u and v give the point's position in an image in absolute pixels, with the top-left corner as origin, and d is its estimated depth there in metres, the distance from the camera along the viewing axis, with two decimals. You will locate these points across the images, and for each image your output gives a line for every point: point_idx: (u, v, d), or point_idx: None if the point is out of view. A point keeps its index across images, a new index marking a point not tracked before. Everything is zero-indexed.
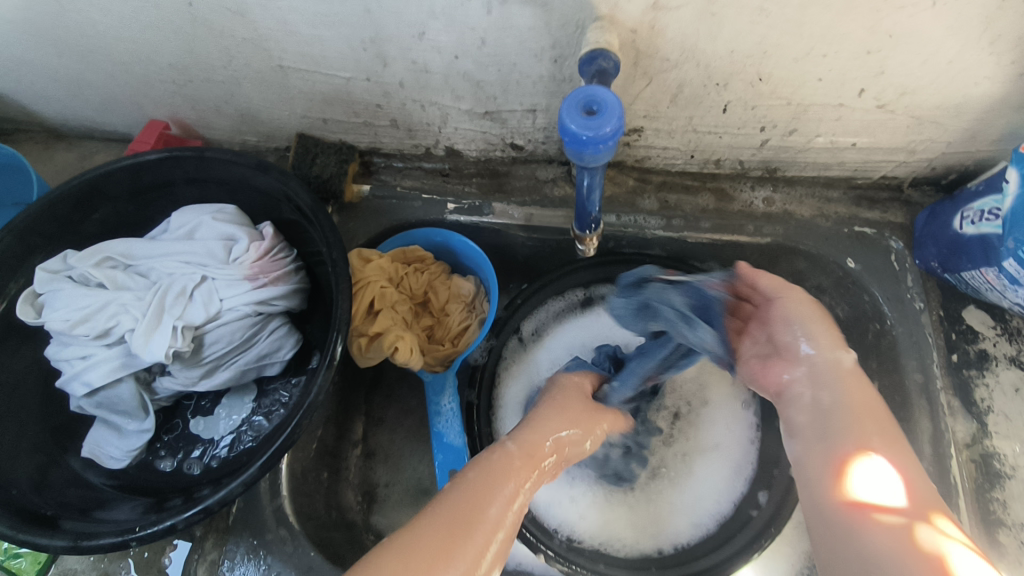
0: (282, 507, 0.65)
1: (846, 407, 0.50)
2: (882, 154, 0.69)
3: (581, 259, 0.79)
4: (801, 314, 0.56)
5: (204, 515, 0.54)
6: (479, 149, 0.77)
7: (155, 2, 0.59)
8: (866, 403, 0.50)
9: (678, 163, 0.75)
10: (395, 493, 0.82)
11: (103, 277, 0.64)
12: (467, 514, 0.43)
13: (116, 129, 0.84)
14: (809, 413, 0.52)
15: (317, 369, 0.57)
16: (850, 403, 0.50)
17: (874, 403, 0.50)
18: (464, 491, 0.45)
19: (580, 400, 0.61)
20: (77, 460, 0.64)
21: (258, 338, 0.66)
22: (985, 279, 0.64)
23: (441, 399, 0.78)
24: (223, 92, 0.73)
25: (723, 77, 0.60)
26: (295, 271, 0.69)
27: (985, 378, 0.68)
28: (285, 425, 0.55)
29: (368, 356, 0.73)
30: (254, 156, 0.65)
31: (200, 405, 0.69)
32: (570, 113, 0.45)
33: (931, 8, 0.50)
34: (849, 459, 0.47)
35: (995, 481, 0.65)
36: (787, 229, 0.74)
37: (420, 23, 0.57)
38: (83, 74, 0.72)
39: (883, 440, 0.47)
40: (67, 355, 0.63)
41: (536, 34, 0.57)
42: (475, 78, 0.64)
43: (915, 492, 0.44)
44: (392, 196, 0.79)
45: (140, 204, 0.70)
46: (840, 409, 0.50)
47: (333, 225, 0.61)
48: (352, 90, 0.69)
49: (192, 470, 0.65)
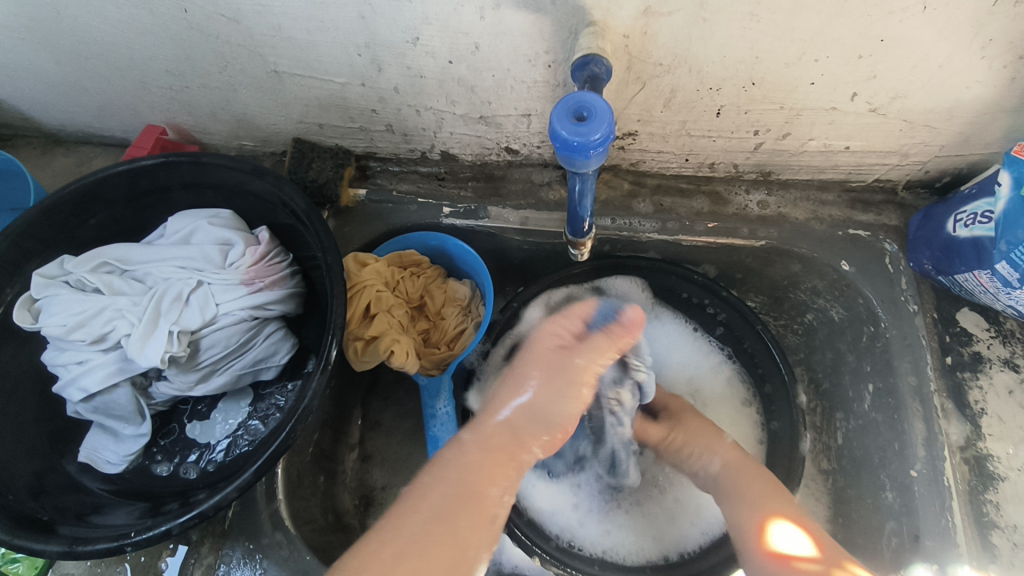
0: (278, 511, 0.65)
1: (742, 482, 0.65)
2: (875, 158, 0.70)
3: (577, 263, 0.78)
4: (692, 440, 0.72)
5: (199, 520, 0.54)
6: (474, 153, 0.77)
7: (150, 8, 0.59)
8: (754, 475, 0.66)
9: (673, 166, 0.75)
10: (392, 496, 0.82)
11: (100, 282, 0.64)
12: (418, 520, 0.51)
13: (113, 134, 0.84)
14: (724, 499, 0.65)
15: (312, 373, 0.57)
16: (747, 479, 0.65)
17: (755, 471, 0.66)
18: (422, 502, 0.52)
19: (548, 357, 0.62)
20: (73, 465, 0.64)
21: (254, 342, 0.66)
22: (978, 282, 0.64)
23: (436, 403, 0.79)
24: (219, 97, 0.73)
25: (715, 82, 0.61)
26: (291, 275, 0.70)
27: (979, 380, 0.68)
28: (279, 430, 0.56)
29: (364, 360, 0.73)
30: (249, 162, 0.65)
31: (196, 409, 0.69)
32: (560, 119, 0.45)
33: (921, 13, 0.50)
34: (766, 530, 0.60)
35: (989, 483, 0.65)
36: (782, 232, 0.74)
37: (414, 29, 0.58)
38: (79, 79, 0.73)
39: (784, 510, 0.61)
40: (64, 360, 0.63)
41: (529, 40, 0.57)
42: (469, 83, 0.65)
43: (823, 546, 0.57)
44: (389, 200, 0.79)
45: (137, 209, 0.70)
46: (739, 486, 0.65)
47: (328, 230, 0.62)
48: (347, 95, 0.69)
49: (189, 475, 0.65)
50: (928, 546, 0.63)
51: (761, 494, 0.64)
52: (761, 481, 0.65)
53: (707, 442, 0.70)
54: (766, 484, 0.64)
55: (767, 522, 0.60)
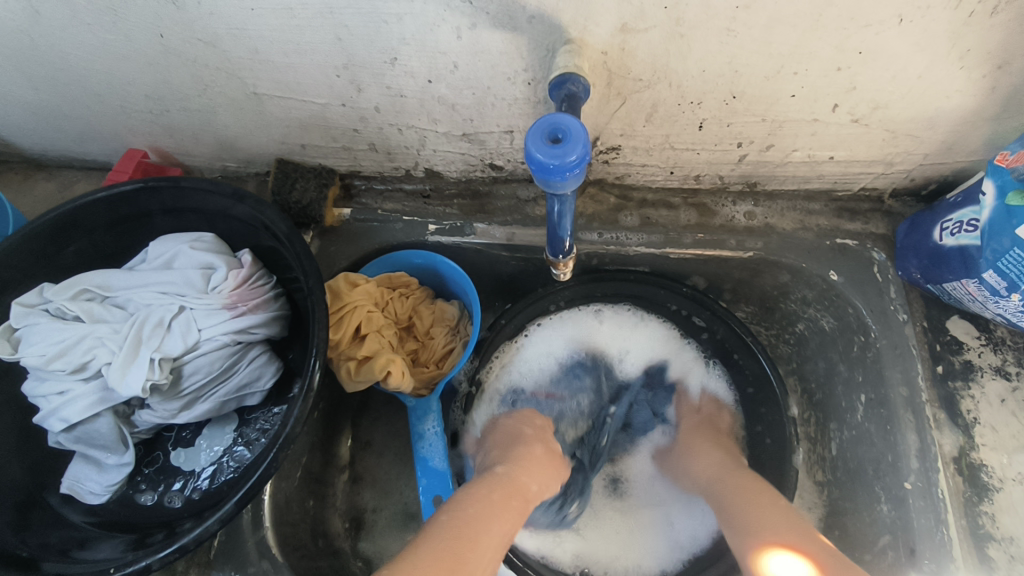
0: (265, 539, 0.63)
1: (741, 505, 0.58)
2: (860, 167, 0.69)
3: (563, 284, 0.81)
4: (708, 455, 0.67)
5: (180, 554, 0.53)
6: (458, 170, 0.76)
7: (126, 33, 0.59)
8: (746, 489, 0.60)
9: (658, 179, 0.75)
10: (382, 518, 0.81)
11: (80, 310, 0.63)
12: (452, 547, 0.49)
13: (96, 158, 0.83)
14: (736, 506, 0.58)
15: (296, 397, 0.56)
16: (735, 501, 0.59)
17: (753, 482, 0.61)
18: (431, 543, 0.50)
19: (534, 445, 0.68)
20: (55, 497, 0.63)
21: (237, 367, 0.65)
22: (966, 290, 0.64)
23: (424, 423, 0.76)
24: (200, 120, 0.72)
25: (696, 96, 0.60)
26: (274, 298, 0.69)
27: (970, 389, 0.68)
28: (262, 457, 0.55)
29: (357, 381, 0.71)
30: (230, 185, 0.65)
31: (181, 436, 0.68)
32: (535, 141, 0.44)
33: (897, 26, 0.50)
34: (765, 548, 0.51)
35: (984, 494, 0.64)
36: (769, 242, 0.73)
37: (391, 50, 0.57)
38: (58, 105, 0.72)
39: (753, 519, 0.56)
40: (44, 391, 0.62)
41: (508, 59, 0.57)
42: (449, 102, 0.64)
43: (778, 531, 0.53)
44: (374, 219, 0.78)
45: (118, 235, 0.70)
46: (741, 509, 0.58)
47: (309, 252, 0.61)
48: (328, 116, 0.69)
49: (174, 503, 0.64)
50: (925, 561, 0.62)
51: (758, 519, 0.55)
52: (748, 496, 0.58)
53: (698, 445, 0.70)
54: (754, 488, 0.60)
55: (763, 552, 0.51)
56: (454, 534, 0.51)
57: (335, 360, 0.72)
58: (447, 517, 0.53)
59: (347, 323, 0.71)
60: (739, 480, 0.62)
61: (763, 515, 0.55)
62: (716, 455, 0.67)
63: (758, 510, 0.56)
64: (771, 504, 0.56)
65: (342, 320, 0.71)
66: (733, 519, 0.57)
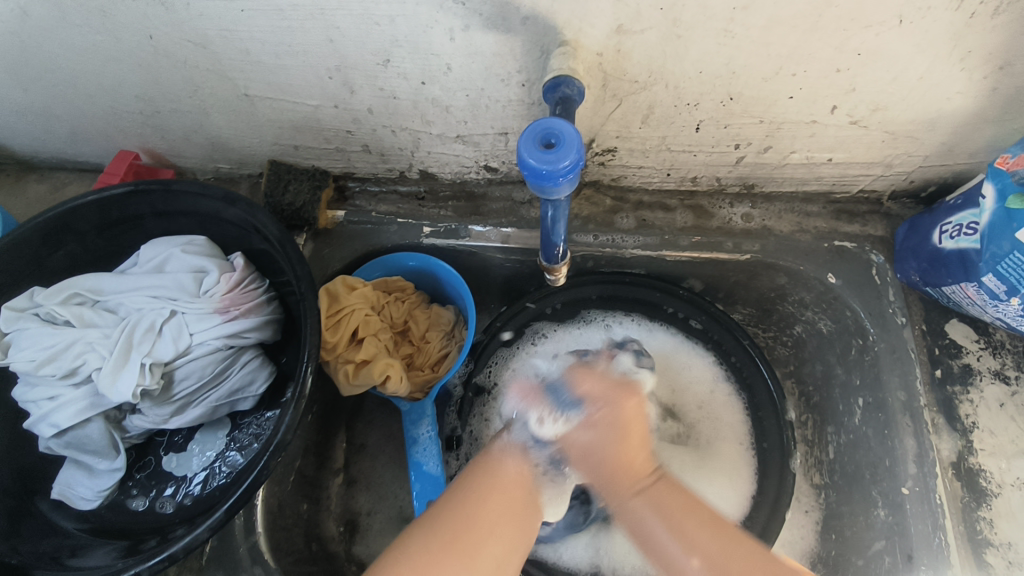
0: (257, 545, 0.63)
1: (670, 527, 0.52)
2: (859, 169, 0.69)
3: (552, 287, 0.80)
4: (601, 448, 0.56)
5: (170, 562, 0.53)
6: (453, 172, 0.76)
7: (115, 34, 0.58)
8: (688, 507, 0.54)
9: (655, 180, 0.74)
10: (377, 522, 0.81)
11: (70, 314, 0.63)
12: (454, 534, 0.50)
13: (88, 160, 0.83)
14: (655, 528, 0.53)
15: (287, 403, 0.56)
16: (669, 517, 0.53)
17: (680, 499, 0.55)
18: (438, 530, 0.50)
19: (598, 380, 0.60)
20: (46, 503, 0.62)
21: (230, 372, 0.65)
22: (966, 294, 0.63)
23: (419, 427, 0.75)
24: (192, 121, 0.72)
25: (693, 98, 0.60)
26: (267, 301, 0.68)
27: (969, 393, 0.67)
28: (254, 464, 0.55)
29: (354, 385, 0.70)
30: (221, 188, 0.64)
31: (172, 440, 0.67)
32: (528, 147, 0.44)
33: (897, 27, 0.49)
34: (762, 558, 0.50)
35: (982, 499, 0.64)
36: (766, 245, 0.72)
37: (384, 51, 0.57)
38: (49, 106, 0.71)
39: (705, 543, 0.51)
40: (34, 396, 0.61)
41: (502, 60, 0.56)
42: (443, 103, 0.64)
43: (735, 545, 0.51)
44: (369, 221, 0.77)
45: (109, 238, 0.69)
46: (668, 532, 0.52)
47: (302, 257, 0.61)
48: (321, 118, 0.68)
49: (165, 509, 0.64)
50: (922, 567, 0.62)
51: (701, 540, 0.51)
52: (683, 508, 0.54)
53: (630, 446, 0.57)
54: (691, 514, 0.53)
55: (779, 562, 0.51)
56: (461, 523, 0.51)
57: (332, 364, 0.71)
58: (442, 518, 0.51)
59: (345, 326, 0.70)
60: (670, 493, 0.55)
61: (700, 553, 0.50)
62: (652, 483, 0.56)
63: (695, 545, 0.50)
64: (712, 533, 0.52)
65: (340, 324, 0.71)
66: (680, 548, 0.51)
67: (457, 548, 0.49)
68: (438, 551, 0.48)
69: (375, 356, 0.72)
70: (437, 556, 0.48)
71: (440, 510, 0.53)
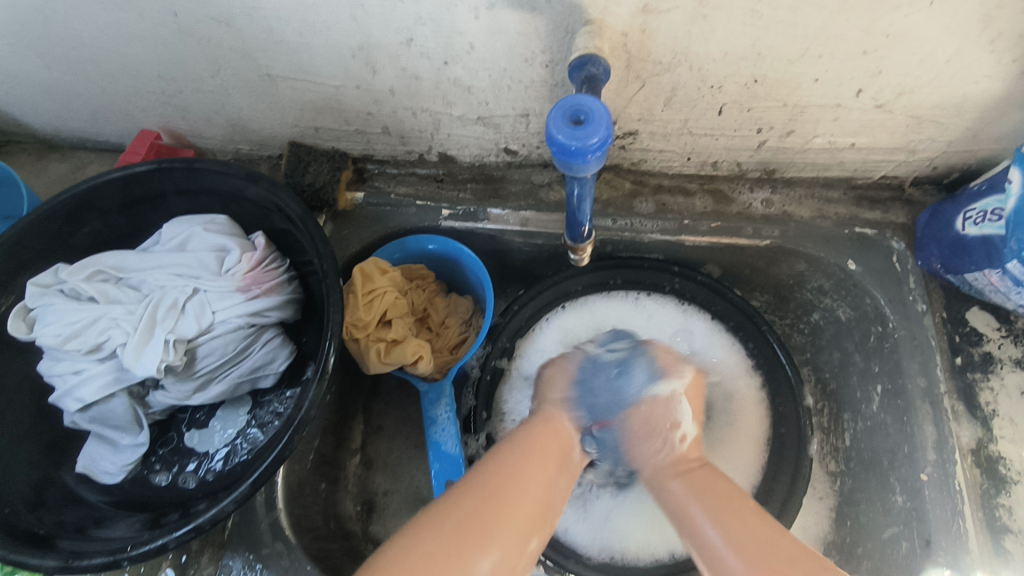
0: (278, 521, 0.64)
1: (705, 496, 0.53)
2: (881, 154, 0.68)
3: (574, 267, 0.79)
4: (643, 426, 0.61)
5: (196, 533, 0.53)
6: (472, 154, 0.75)
7: (139, 12, 0.59)
8: (720, 489, 0.54)
9: (675, 165, 0.74)
10: (394, 502, 0.81)
11: (94, 291, 0.63)
12: (474, 520, 0.48)
13: (109, 139, 0.83)
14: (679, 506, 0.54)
15: (310, 379, 0.56)
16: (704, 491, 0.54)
17: (720, 487, 0.54)
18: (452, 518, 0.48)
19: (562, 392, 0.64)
20: (71, 476, 0.63)
21: (251, 350, 0.65)
22: (988, 281, 0.63)
23: (436, 408, 0.75)
24: (213, 101, 0.72)
25: (717, 80, 0.59)
26: (288, 281, 0.69)
27: (989, 381, 0.67)
28: (277, 439, 0.55)
29: (383, 363, 0.71)
30: (243, 167, 0.64)
31: (195, 417, 0.68)
32: (556, 123, 0.44)
33: (927, 8, 0.49)
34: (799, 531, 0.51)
35: (1001, 486, 0.64)
36: (786, 231, 0.72)
37: (408, 30, 0.56)
38: (72, 85, 0.72)
39: (760, 516, 0.50)
40: (60, 370, 0.62)
41: (526, 40, 0.56)
42: (465, 84, 0.64)
43: (769, 516, 0.51)
44: (387, 203, 0.77)
45: (132, 217, 0.70)
46: (711, 503, 0.52)
47: (324, 236, 0.61)
48: (342, 98, 0.68)
49: (188, 484, 0.65)
50: (941, 553, 0.62)
51: (734, 500, 0.52)
52: (720, 486, 0.54)
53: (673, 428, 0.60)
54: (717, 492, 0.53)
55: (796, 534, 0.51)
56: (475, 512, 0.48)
57: (363, 344, 0.71)
58: (462, 506, 0.49)
59: (375, 308, 0.71)
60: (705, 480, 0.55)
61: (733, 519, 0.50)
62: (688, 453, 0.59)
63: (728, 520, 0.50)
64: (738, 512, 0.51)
65: (371, 304, 0.71)
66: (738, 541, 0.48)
67: (479, 530, 0.47)
68: (445, 539, 0.46)
69: (403, 338, 0.73)
70: (446, 552, 0.45)
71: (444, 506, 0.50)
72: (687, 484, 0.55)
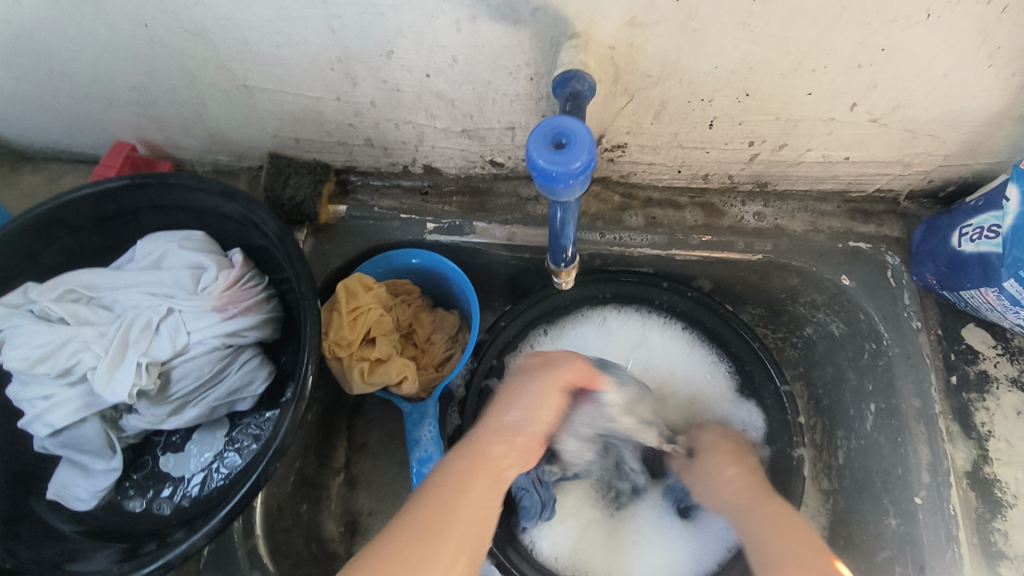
0: (256, 549, 0.62)
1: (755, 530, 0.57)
2: (876, 168, 0.66)
3: (553, 296, 0.78)
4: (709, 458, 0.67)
5: (166, 570, 0.52)
6: (457, 166, 0.74)
7: (108, 22, 0.56)
8: (773, 514, 0.57)
9: (665, 178, 0.72)
10: (378, 522, 0.79)
11: (65, 311, 0.61)
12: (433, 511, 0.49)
13: (84, 150, 0.81)
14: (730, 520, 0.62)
15: (287, 403, 0.54)
16: (756, 518, 0.58)
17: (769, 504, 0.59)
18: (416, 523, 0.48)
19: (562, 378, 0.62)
20: (40, 503, 0.61)
21: (228, 371, 0.63)
22: (985, 299, 0.61)
23: (420, 429, 0.73)
24: (190, 113, 0.70)
25: (707, 93, 0.57)
26: (266, 299, 0.66)
27: (986, 401, 0.66)
28: (253, 467, 0.53)
29: (366, 383, 0.69)
30: (219, 182, 0.62)
31: (170, 440, 0.66)
32: (537, 146, 0.42)
33: (925, 21, 0.47)
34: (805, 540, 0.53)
35: (997, 510, 0.62)
36: (779, 245, 0.70)
37: (387, 42, 0.54)
38: (44, 96, 0.70)
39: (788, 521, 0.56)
40: (28, 395, 0.60)
41: (510, 53, 0.54)
42: (448, 97, 0.62)
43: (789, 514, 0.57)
44: (370, 217, 0.75)
45: (105, 233, 0.67)
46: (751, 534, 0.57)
47: (302, 255, 0.59)
48: (323, 110, 0.66)
49: (163, 511, 0.63)
50: None
51: (772, 513, 0.58)
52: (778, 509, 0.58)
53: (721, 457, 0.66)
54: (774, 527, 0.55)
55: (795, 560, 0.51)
56: (432, 510, 0.49)
57: (345, 363, 0.69)
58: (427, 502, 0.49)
59: (359, 325, 0.69)
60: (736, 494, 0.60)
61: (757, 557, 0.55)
62: (734, 476, 0.64)
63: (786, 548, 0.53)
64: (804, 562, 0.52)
65: (355, 322, 0.69)
66: (761, 541, 0.55)
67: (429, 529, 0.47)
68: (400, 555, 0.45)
69: (388, 356, 0.71)
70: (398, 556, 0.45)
71: (406, 512, 0.49)
72: (742, 490, 0.62)
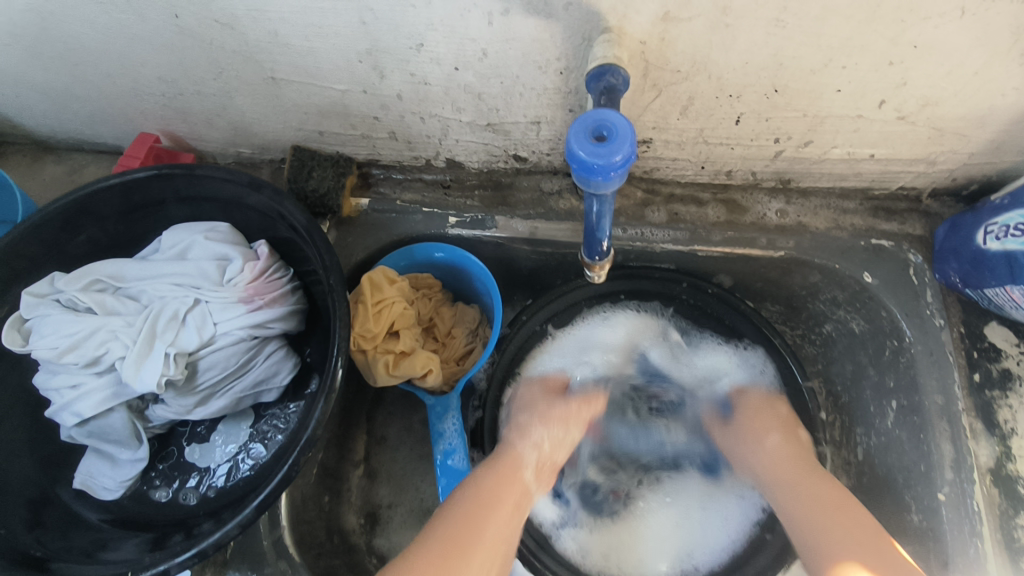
0: (282, 539, 0.62)
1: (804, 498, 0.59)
2: (900, 165, 0.67)
3: (580, 295, 0.79)
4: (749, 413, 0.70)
5: (199, 558, 0.52)
6: (480, 160, 0.74)
7: (138, 13, 0.56)
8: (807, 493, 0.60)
9: (688, 174, 0.72)
10: (398, 515, 0.80)
11: (92, 302, 0.61)
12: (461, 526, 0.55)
13: (105, 141, 0.81)
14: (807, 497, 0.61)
15: (316, 396, 0.54)
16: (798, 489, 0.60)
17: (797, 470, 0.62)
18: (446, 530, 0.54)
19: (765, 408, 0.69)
20: (67, 492, 0.62)
21: (253, 363, 0.64)
22: (1010, 297, 0.61)
23: (444, 422, 0.74)
24: (215, 104, 0.70)
25: (736, 89, 0.57)
26: (291, 291, 0.67)
27: (1009, 399, 0.66)
28: (283, 459, 0.53)
29: (391, 376, 0.69)
30: (246, 174, 0.63)
31: (195, 431, 0.66)
32: (578, 139, 0.42)
33: (959, 19, 0.47)
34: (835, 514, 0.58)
35: (1020, 507, 0.62)
36: (801, 242, 0.70)
37: (418, 35, 0.55)
38: (69, 87, 0.70)
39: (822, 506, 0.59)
40: (56, 384, 0.60)
41: (541, 47, 0.54)
42: (476, 91, 0.62)
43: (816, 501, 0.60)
44: (392, 209, 0.75)
45: (130, 224, 0.68)
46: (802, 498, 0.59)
47: (331, 247, 0.59)
48: (348, 103, 0.66)
49: (188, 501, 0.63)
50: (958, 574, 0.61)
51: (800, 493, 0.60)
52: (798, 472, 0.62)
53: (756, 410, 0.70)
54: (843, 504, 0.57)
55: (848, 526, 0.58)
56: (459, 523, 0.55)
57: (370, 356, 0.69)
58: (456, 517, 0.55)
59: (384, 318, 0.69)
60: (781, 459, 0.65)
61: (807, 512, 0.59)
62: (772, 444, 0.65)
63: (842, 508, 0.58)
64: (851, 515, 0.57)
65: (380, 315, 0.69)
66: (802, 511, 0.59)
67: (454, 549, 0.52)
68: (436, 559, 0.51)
69: (412, 349, 0.71)
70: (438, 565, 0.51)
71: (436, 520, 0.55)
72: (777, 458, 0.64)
